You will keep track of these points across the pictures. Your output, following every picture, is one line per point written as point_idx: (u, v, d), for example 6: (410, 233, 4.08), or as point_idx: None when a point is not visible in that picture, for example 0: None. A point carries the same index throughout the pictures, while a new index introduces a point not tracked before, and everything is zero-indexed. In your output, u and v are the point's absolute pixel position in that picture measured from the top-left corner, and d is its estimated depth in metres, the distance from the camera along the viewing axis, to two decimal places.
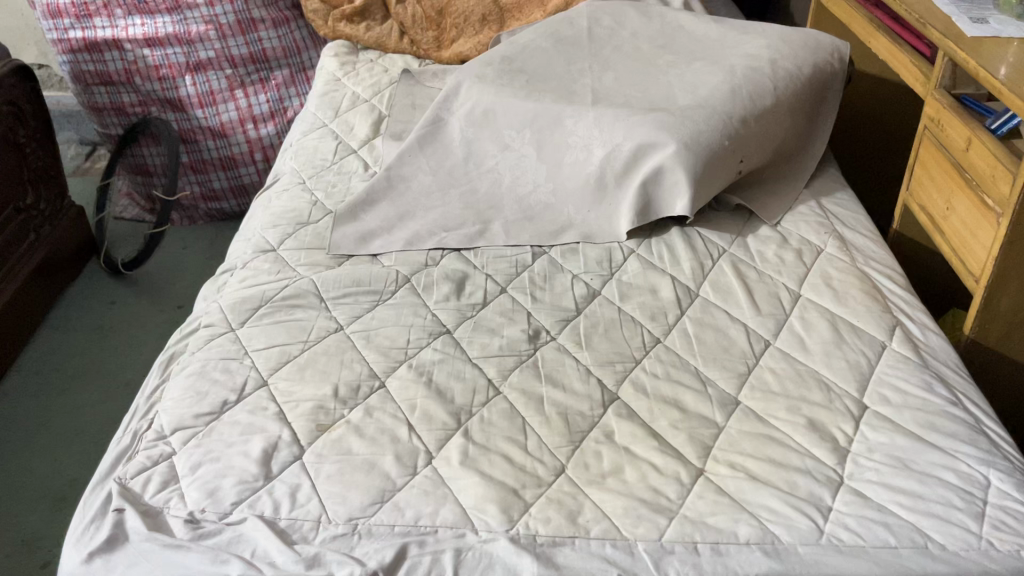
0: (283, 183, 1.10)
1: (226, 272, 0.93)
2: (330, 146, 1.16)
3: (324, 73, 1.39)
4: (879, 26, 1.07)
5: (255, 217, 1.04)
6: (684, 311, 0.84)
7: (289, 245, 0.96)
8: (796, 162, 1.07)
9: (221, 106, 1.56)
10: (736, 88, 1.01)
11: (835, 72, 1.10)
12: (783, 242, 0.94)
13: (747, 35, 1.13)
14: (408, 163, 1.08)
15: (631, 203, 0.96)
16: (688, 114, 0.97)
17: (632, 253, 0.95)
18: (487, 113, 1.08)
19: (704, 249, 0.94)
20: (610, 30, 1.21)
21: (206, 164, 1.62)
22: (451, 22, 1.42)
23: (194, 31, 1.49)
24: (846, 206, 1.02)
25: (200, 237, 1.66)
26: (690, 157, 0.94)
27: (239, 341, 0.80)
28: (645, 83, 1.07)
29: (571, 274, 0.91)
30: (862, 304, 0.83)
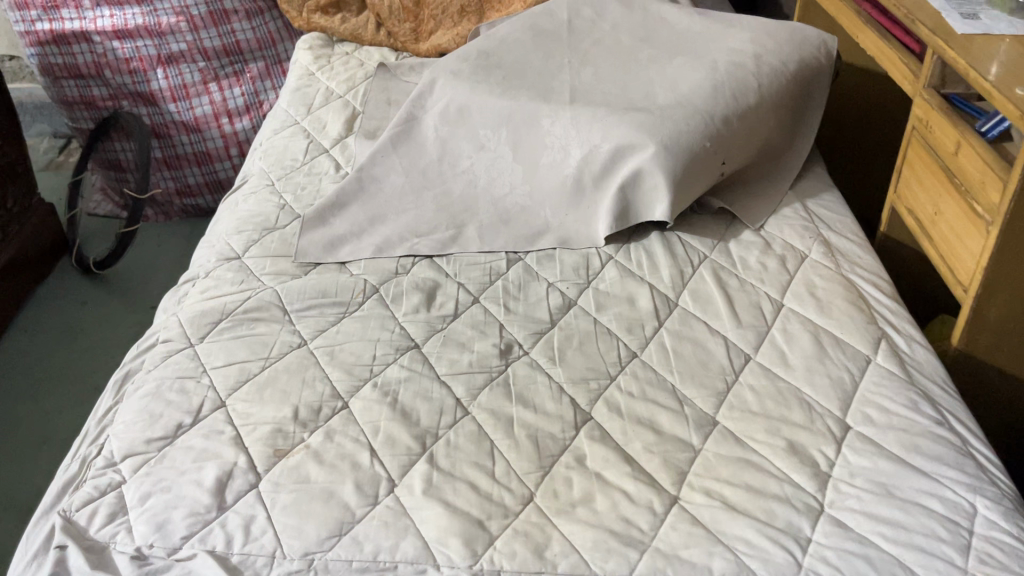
0: (251, 185, 1.06)
1: (188, 281, 0.89)
2: (301, 145, 1.13)
3: (298, 67, 1.34)
4: (867, 20, 1.04)
5: (221, 222, 1.00)
6: (662, 322, 0.81)
7: (254, 252, 0.92)
8: (782, 162, 1.04)
9: (194, 99, 1.52)
10: (718, 85, 0.97)
11: (822, 67, 1.06)
12: (767, 247, 0.91)
13: (732, 29, 1.09)
14: (381, 163, 1.04)
15: (610, 207, 0.93)
16: (668, 114, 0.94)
17: (610, 259, 0.92)
18: (461, 110, 1.04)
19: (684, 255, 0.90)
20: (590, 22, 1.17)
21: (180, 159, 1.58)
22: (428, 13, 1.38)
23: (164, 23, 1.45)
24: (832, 207, 0.99)
25: (175, 234, 1.62)
26: (670, 159, 0.90)
27: (198, 358, 0.76)
28: (625, 79, 1.04)
29: (547, 283, 0.88)
30: (847, 315, 0.80)
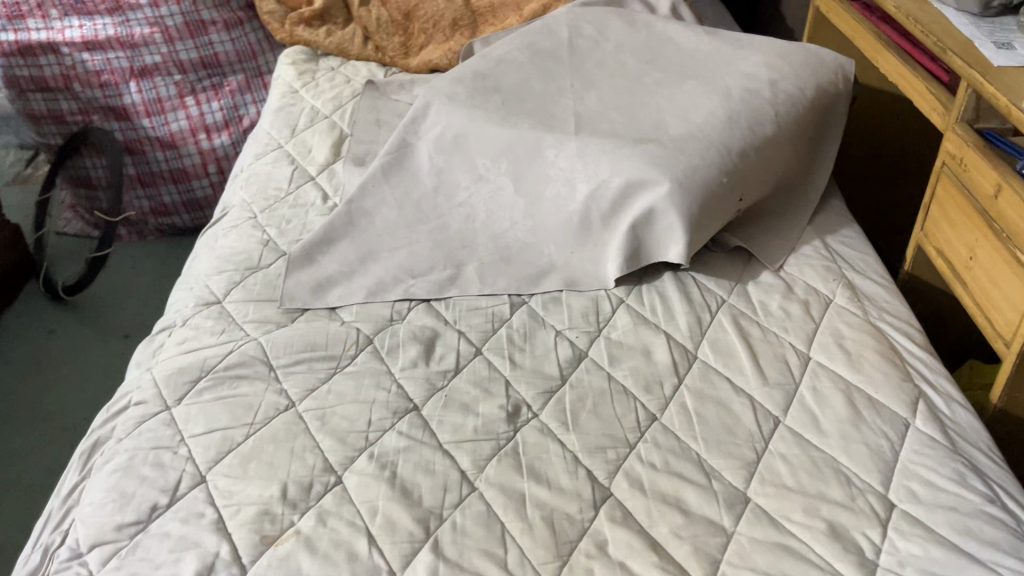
0: (232, 217, 0.99)
1: (163, 330, 0.82)
2: (285, 173, 1.05)
3: (280, 84, 1.27)
4: (888, 44, 0.98)
5: (199, 260, 0.93)
6: (682, 378, 0.75)
7: (236, 296, 0.85)
8: (798, 194, 0.98)
9: (169, 114, 1.44)
10: (734, 115, 0.91)
11: (839, 93, 1.00)
12: (788, 291, 0.85)
13: (743, 50, 1.03)
14: (371, 194, 0.97)
15: (620, 247, 0.86)
16: (682, 146, 0.87)
17: (621, 304, 0.85)
18: (458, 138, 0.98)
19: (701, 299, 0.84)
20: (591, 41, 1.11)
21: (155, 176, 1.50)
22: (418, 27, 1.31)
23: (137, 34, 1.37)
24: (854, 244, 0.93)
25: (150, 254, 1.54)
26: (686, 197, 0.84)
27: (174, 425, 0.69)
28: (631, 105, 0.97)
29: (554, 330, 0.82)
30: (879, 371, 0.74)
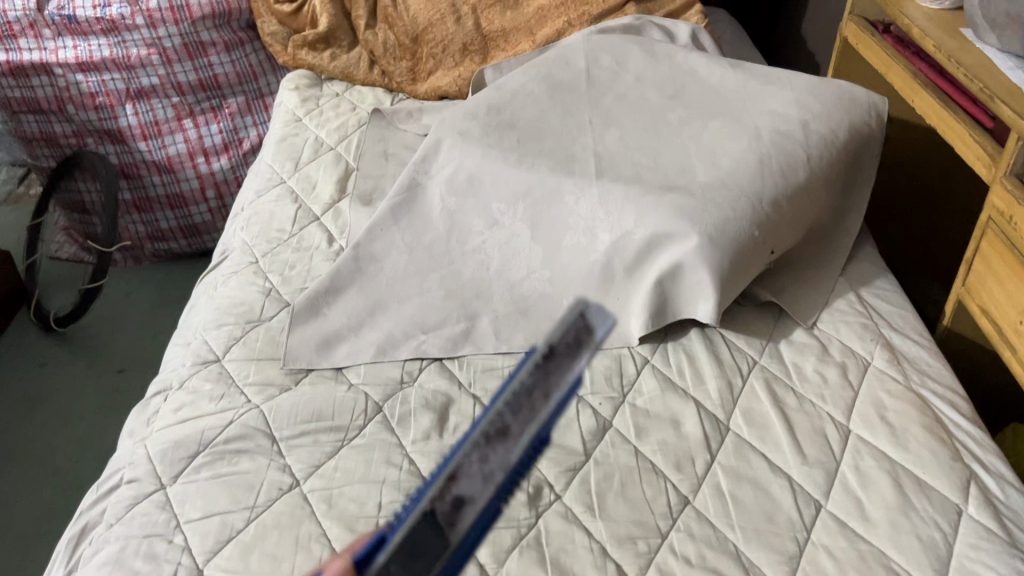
0: (232, 262, 0.94)
1: (159, 393, 0.77)
2: (289, 212, 1.00)
3: (283, 111, 1.22)
4: (926, 83, 0.93)
5: (197, 310, 0.88)
6: (714, 455, 0.70)
7: (236, 354, 0.80)
8: (830, 241, 0.93)
9: (166, 137, 1.39)
10: (765, 160, 0.86)
11: (872, 134, 0.95)
12: (824, 353, 0.80)
13: (772, 85, 0.98)
14: (380, 237, 0.92)
15: (646, 303, 0.81)
16: (712, 196, 0.82)
17: (646, 364, 0.80)
18: (471, 179, 0.93)
19: (732, 361, 0.79)
20: (611, 72, 1.06)
21: (151, 201, 1.45)
22: (427, 52, 1.26)
23: (134, 55, 1.32)
24: (889, 296, 0.88)
25: (146, 281, 1.49)
26: (717, 252, 0.79)
27: (169, 508, 0.64)
28: (656, 146, 0.92)
29: (575, 395, 0.76)
30: (927, 449, 0.69)
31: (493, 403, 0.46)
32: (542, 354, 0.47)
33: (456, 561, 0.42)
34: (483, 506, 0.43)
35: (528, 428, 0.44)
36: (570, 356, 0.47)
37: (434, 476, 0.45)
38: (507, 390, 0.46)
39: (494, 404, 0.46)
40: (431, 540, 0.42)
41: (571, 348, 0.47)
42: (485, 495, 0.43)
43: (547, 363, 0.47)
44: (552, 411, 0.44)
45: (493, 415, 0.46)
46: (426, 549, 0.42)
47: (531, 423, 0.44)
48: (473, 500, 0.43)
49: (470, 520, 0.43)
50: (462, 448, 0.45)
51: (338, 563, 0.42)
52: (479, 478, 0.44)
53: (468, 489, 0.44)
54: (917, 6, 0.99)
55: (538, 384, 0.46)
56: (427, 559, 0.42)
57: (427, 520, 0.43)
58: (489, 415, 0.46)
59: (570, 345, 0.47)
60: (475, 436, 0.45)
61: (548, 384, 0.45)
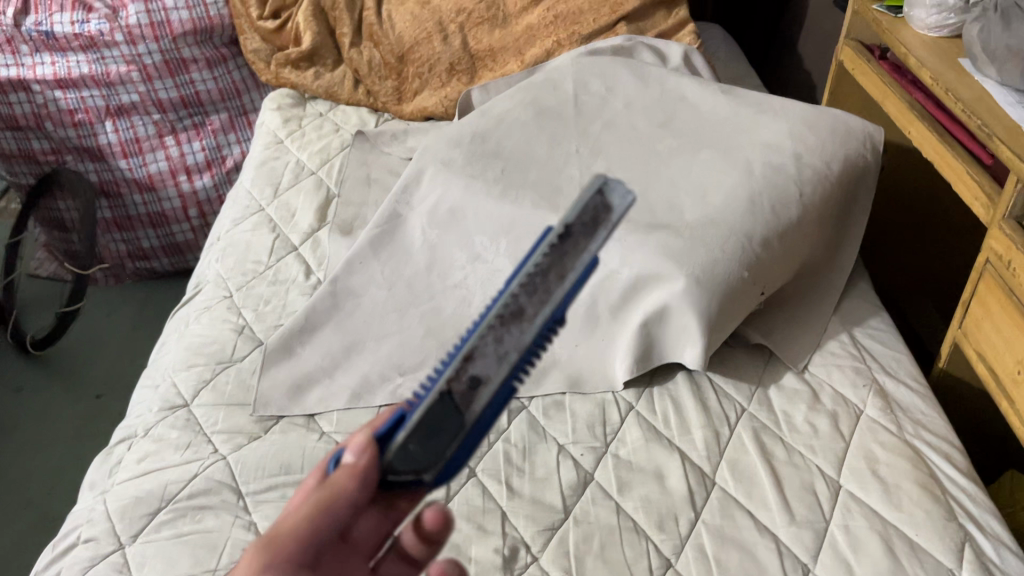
0: (205, 296, 0.91)
1: (123, 440, 0.75)
2: (266, 242, 0.97)
3: (264, 132, 1.19)
4: (923, 115, 0.90)
5: (168, 349, 0.85)
6: (698, 512, 0.67)
7: (205, 399, 0.77)
8: (823, 278, 0.90)
9: (147, 155, 1.36)
10: (756, 197, 0.83)
11: (868, 166, 0.92)
12: (815, 400, 0.77)
13: (764, 114, 0.95)
14: (358, 271, 0.89)
15: (631, 347, 0.78)
16: (699, 235, 0.79)
17: (630, 410, 0.77)
18: (453, 212, 0.90)
19: (719, 408, 0.77)
20: (600, 97, 1.03)
21: (132, 220, 1.42)
22: (413, 71, 1.23)
23: (113, 72, 1.29)
24: (883, 338, 0.85)
25: (126, 301, 1.46)
26: (705, 296, 0.76)
27: (127, 571, 0.62)
28: (644, 179, 0.89)
29: (555, 444, 0.74)
30: (920, 507, 0.67)
31: (506, 284, 0.41)
32: (557, 233, 0.42)
33: (476, 433, 0.41)
34: (500, 385, 0.41)
35: (544, 309, 0.41)
36: (587, 236, 0.41)
37: (446, 364, 0.42)
38: (522, 270, 0.42)
39: (510, 284, 0.42)
40: (453, 416, 0.41)
41: (588, 225, 0.42)
42: (501, 376, 0.41)
43: (562, 243, 0.41)
44: (570, 290, 0.41)
45: (507, 298, 0.41)
46: (444, 428, 0.41)
47: (547, 302, 0.41)
48: (489, 381, 0.41)
49: (482, 400, 0.41)
50: (477, 331, 0.41)
51: (362, 438, 0.43)
52: (494, 359, 0.41)
53: (485, 370, 0.41)
54: (915, 33, 0.96)
55: (553, 265, 0.41)
56: (445, 437, 0.41)
57: (444, 402, 0.41)
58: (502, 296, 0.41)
59: (586, 225, 0.42)
60: (489, 317, 0.41)
61: (564, 263, 0.41)
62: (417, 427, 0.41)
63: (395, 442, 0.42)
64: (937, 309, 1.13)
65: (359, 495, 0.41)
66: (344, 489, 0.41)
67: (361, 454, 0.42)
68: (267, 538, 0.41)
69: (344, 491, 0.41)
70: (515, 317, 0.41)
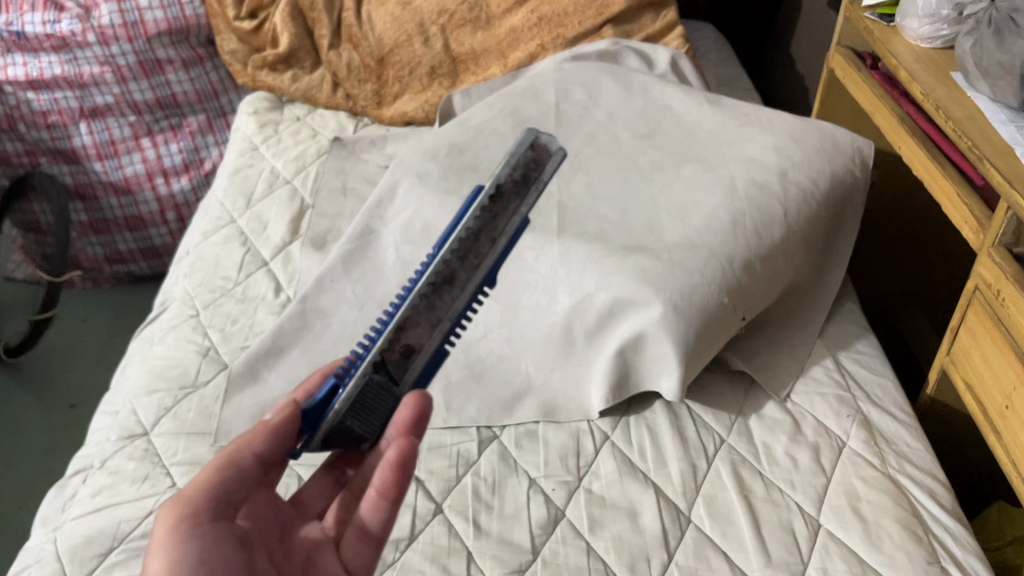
0: (171, 314, 0.88)
1: (80, 472, 0.72)
2: (236, 256, 0.94)
3: (240, 138, 1.16)
4: (914, 131, 0.87)
5: (130, 371, 0.82)
6: (672, 554, 0.65)
7: (165, 428, 0.74)
8: (809, 298, 0.87)
9: (123, 157, 1.34)
10: (738, 218, 0.80)
11: (856, 182, 0.89)
12: (796, 431, 0.75)
13: (749, 127, 0.93)
14: (329, 290, 0.87)
15: (605, 375, 0.76)
16: (678, 259, 0.77)
17: (605, 441, 0.75)
18: (427, 229, 0.88)
19: (697, 439, 0.74)
20: (582, 108, 1.00)
21: (108, 222, 1.40)
22: (393, 74, 1.19)
23: (86, 73, 1.25)
24: (870, 363, 0.82)
25: (104, 307, 1.44)
26: (683, 323, 0.73)
27: None
28: (623, 196, 0.87)
29: (527, 478, 0.71)
30: (901, 550, 0.64)
31: (439, 251, 0.49)
32: (490, 196, 0.51)
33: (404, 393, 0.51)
34: (430, 355, 0.50)
35: (473, 278, 0.50)
36: (515, 195, 0.51)
37: (381, 329, 0.50)
38: (454, 235, 0.50)
39: (443, 250, 0.49)
40: (388, 388, 0.50)
41: (517, 187, 0.52)
42: (432, 342, 0.50)
43: (494, 206, 0.51)
44: (496, 258, 0.51)
45: (440, 264, 0.49)
46: (381, 402, 0.50)
47: (477, 273, 0.50)
48: (422, 352, 0.50)
49: (415, 366, 0.50)
50: (411, 304, 0.49)
51: (282, 404, 0.51)
52: (427, 328, 0.50)
53: (417, 338, 0.50)
54: (906, 43, 0.93)
55: (483, 230, 0.50)
56: (381, 408, 0.50)
57: (379, 375, 0.49)
58: (435, 263, 0.49)
59: (515, 185, 0.52)
60: (422, 287, 0.49)
61: (497, 226, 0.51)
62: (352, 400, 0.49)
63: (331, 413, 0.49)
64: (928, 322, 1.10)
65: (264, 445, 0.50)
66: (254, 441, 0.50)
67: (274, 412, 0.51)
68: (179, 497, 0.48)
69: (254, 445, 0.50)
70: (448, 284, 0.50)
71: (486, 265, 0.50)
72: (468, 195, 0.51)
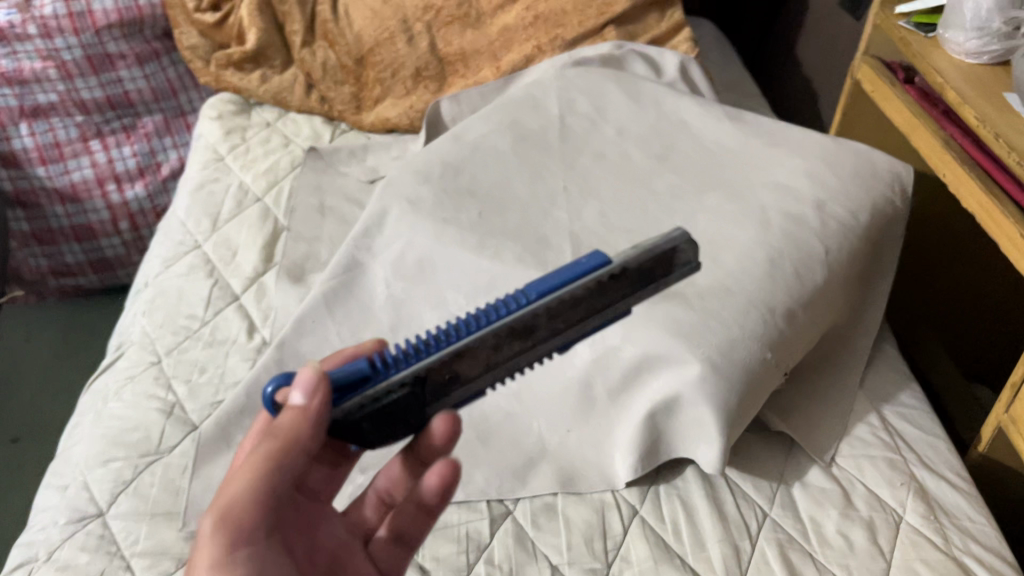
0: (128, 361, 0.77)
1: (22, 565, 0.62)
2: (202, 290, 0.83)
3: (203, 147, 1.05)
4: (963, 159, 0.78)
5: (81, 434, 0.71)
6: None
7: (123, 508, 0.64)
8: (848, 343, 0.78)
9: (70, 162, 1.21)
10: (775, 258, 0.71)
11: (897, 212, 0.81)
12: (846, 504, 0.67)
13: (777, 148, 0.84)
14: (310, 333, 0.76)
15: (633, 442, 0.67)
16: (713, 308, 0.67)
17: (633, 517, 0.66)
18: (422, 263, 0.78)
19: (738, 516, 0.66)
20: (588, 120, 0.90)
21: (53, 233, 1.26)
22: (374, 76, 1.09)
23: (28, 68, 1.14)
24: (916, 418, 0.75)
25: (51, 325, 1.34)
26: (724, 386, 0.64)
27: None
28: (641, 225, 0.78)
29: (548, 566, 0.63)
30: None
31: (535, 303, 0.44)
32: (611, 275, 0.45)
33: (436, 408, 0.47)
34: (473, 388, 0.46)
35: (553, 341, 0.46)
36: (635, 283, 0.46)
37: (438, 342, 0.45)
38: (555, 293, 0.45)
39: (538, 303, 0.44)
40: (419, 402, 0.46)
41: (642, 275, 0.46)
42: (483, 377, 0.46)
43: (609, 284, 0.45)
44: (584, 331, 0.46)
45: (528, 315, 0.44)
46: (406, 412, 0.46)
47: (559, 337, 0.46)
48: (467, 382, 0.46)
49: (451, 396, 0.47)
50: (479, 336, 0.44)
51: (308, 378, 0.43)
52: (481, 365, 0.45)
53: (466, 370, 0.45)
54: (949, 57, 0.84)
55: (586, 304, 0.45)
56: (406, 414, 0.46)
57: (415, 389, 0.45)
58: (524, 311, 0.44)
59: (640, 274, 0.46)
60: (500, 327, 0.44)
61: (602, 303, 0.46)
62: (377, 403, 0.45)
63: (352, 404, 0.45)
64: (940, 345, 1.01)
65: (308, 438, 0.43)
66: (298, 432, 0.43)
67: (311, 397, 0.43)
68: (224, 511, 0.42)
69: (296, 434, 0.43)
70: (520, 335, 0.45)
71: (568, 334, 0.46)
72: (590, 259, 0.45)
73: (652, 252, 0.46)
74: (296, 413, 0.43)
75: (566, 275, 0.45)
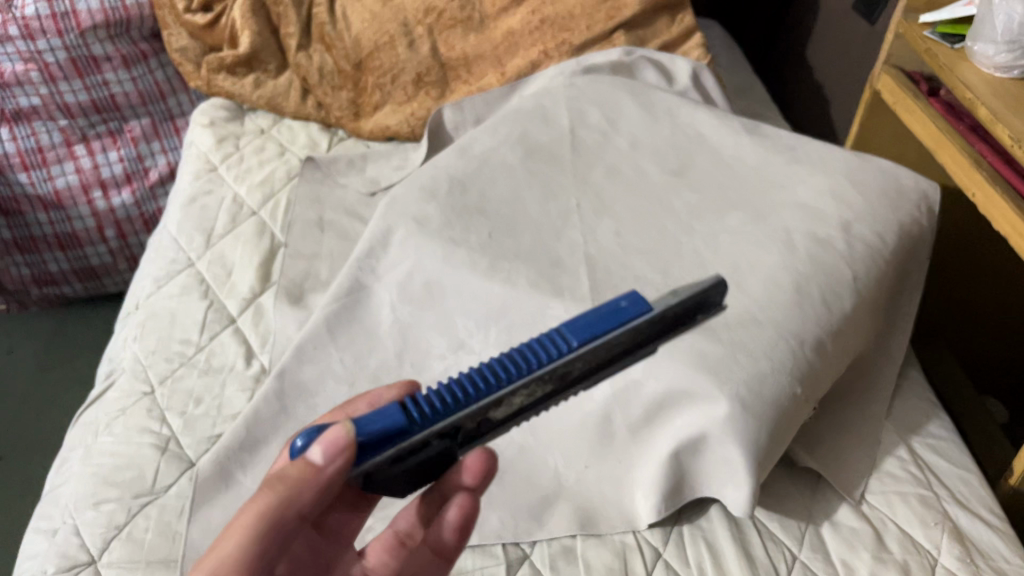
0: (119, 390, 0.73)
1: None
2: (196, 312, 0.79)
3: (195, 155, 1.01)
4: (993, 180, 0.75)
5: (70, 470, 0.68)
6: None
7: (116, 555, 0.60)
8: (874, 370, 0.75)
9: (53, 167, 1.17)
10: (803, 284, 0.68)
11: (924, 233, 0.77)
12: (879, 546, 0.64)
13: (799, 164, 0.80)
14: (312, 360, 0.72)
15: (656, 482, 0.63)
16: (741, 339, 0.63)
17: (656, 562, 0.63)
18: (429, 287, 0.74)
19: (767, 560, 0.63)
20: (600, 133, 0.86)
21: (36, 240, 1.24)
22: (372, 82, 1.05)
23: (8, 71, 1.09)
24: (946, 450, 0.72)
25: (38, 337, 1.31)
26: (755, 425, 0.60)
27: None
28: (659, 247, 0.74)
29: None
30: None
31: (576, 351, 0.39)
32: (655, 319, 0.40)
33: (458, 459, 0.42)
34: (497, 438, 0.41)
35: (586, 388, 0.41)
36: (674, 328, 0.41)
37: (474, 389, 0.39)
38: (598, 342, 0.39)
39: (577, 349, 0.39)
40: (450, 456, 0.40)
41: (677, 320, 0.41)
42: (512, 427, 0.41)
43: (650, 331, 0.40)
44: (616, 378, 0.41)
45: (569, 361, 0.39)
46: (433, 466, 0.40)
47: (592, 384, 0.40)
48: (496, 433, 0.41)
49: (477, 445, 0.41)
50: (519, 385, 0.38)
51: (338, 435, 0.37)
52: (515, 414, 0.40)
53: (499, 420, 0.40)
54: (978, 71, 0.81)
55: (627, 352, 0.40)
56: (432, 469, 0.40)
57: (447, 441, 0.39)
58: (564, 358, 0.39)
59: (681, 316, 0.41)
60: (539, 375, 0.39)
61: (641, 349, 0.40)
62: (412, 457, 0.39)
63: (382, 461, 0.38)
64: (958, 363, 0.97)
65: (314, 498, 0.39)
66: (298, 491, 0.39)
67: (331, 460, 0.37)
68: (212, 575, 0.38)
69: (299, 494, 0.39)
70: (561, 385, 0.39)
71: (603, 378, 0.41)
72: (631, 306, 0.40)
73: (694, 293, 0.41)
74: (307, 470, 0.38)
75: (606, 320, 0.40)
